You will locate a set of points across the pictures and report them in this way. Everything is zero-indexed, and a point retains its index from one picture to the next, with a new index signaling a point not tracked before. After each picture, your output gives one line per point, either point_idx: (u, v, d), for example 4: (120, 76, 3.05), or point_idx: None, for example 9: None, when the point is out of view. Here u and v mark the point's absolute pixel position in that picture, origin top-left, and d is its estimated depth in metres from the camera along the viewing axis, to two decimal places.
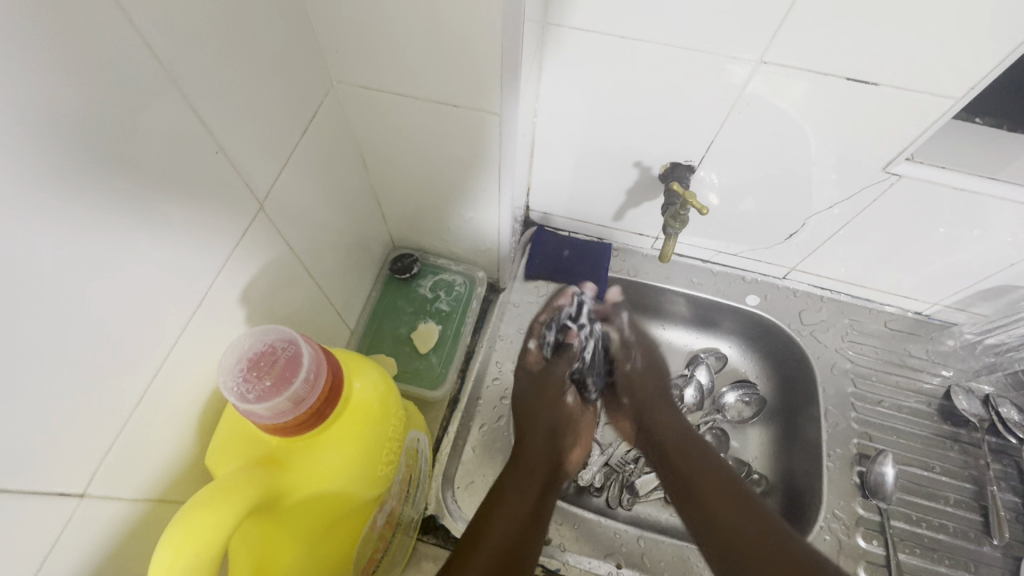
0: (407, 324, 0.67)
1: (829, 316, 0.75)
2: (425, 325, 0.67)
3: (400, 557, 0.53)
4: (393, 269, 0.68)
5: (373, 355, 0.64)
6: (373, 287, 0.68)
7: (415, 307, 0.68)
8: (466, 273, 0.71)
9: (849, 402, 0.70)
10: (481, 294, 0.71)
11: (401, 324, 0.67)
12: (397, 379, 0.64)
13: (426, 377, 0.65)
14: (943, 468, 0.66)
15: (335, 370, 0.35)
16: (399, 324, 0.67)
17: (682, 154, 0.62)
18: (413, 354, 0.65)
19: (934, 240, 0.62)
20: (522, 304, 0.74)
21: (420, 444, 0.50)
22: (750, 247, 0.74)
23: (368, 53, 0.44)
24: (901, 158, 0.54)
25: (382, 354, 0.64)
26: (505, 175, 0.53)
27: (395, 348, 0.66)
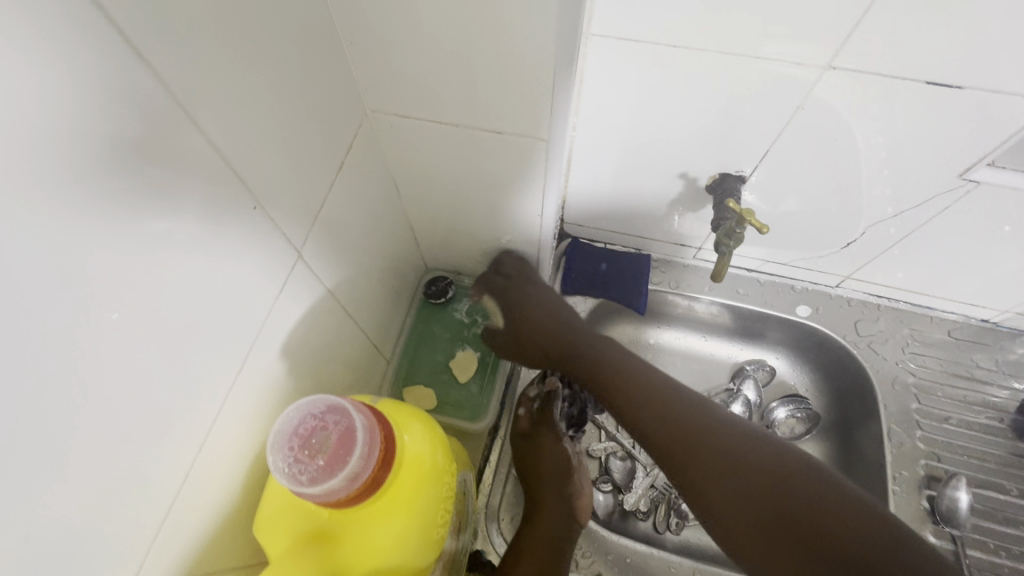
0: (444, 351, 0.64)
1: (888, 327, 0.71)
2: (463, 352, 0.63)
3: None
4: (428, 293, 0.65)
5: (411, 387, 0.61)
6: (407, 313, 0.65)
7: (452, 333, 0.65)
8: None
9: (913, 420, 0.65)
10: None
11: (437, 351, 0.64)
12: (437, 411, 0.60)
13: (467, 407, 0.61)
14: (1019, 489, 0.62)
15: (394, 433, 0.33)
16: (436, 352, 0.64)
17: (732, 164, 0.58)
18: (452, 383, 0.62)
19: (1008, 244, 0.57)
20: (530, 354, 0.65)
21: (467, 484, 0.48)
22: (802, 256, 0.69)
23: (403, 81, 0.41)
24: (982, 164, 0.50)
25: (420, 385, 0.61)
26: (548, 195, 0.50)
27: (434, 378, 0.63)
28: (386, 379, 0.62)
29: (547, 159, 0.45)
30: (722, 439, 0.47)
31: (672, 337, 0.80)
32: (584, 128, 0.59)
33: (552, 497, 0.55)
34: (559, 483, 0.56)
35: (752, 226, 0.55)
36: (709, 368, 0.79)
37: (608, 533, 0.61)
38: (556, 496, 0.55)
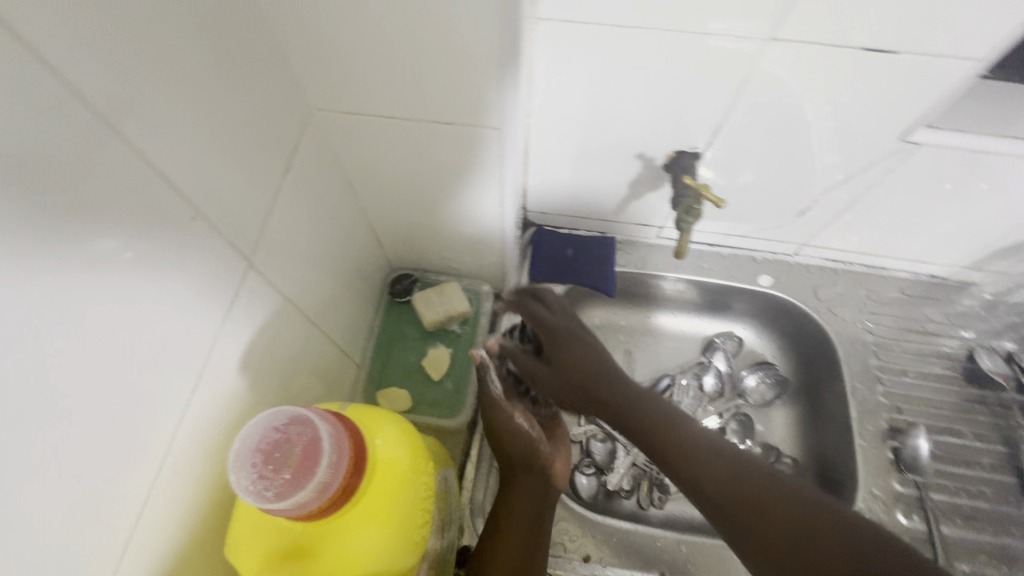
0: (416, 350, 0.63)
1: (845, 290, 0.73)
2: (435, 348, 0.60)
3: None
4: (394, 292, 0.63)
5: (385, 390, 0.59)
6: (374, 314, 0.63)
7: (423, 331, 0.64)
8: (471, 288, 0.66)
9: (874, 376, 0.68)
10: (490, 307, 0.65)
11: (408, 351, 0.60)
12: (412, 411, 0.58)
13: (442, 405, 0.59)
14: (974, 431, 0.65)
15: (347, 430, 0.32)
16: (409, 351, 0.63)
17: (686, 141, 0.58)
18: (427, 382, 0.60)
19: (955, 199, 0.59)
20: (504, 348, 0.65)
21: (449, 481, 0.48)
22: (760, 227, 0.71)
23: (347, 76, 0.39)
24: (921, 125, 0.52)
25: (394, 388, 0.58)
26: (504, 186, 0.49)
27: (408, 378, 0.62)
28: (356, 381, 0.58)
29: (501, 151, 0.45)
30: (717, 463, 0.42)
31: (642, 316, 0.81)
32: (540, 115, 0.58)
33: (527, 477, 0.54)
34: (531, 459, 0.55)
35: (709, 200, 0.55)
36: (680, 343, 0.80)
37: (594, 514, 0.62)
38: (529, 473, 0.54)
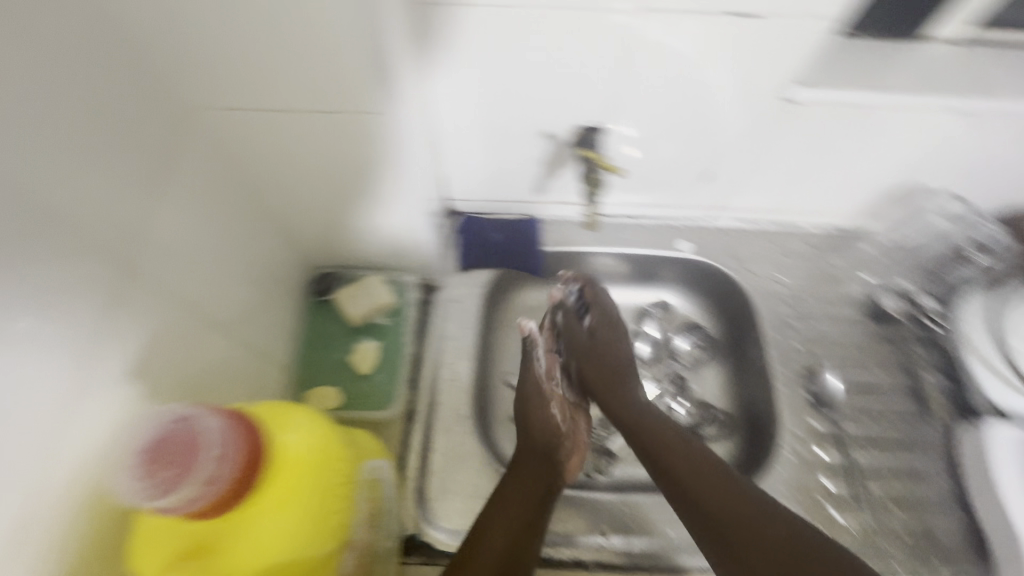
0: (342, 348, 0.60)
1: (758, 247, 0.77)
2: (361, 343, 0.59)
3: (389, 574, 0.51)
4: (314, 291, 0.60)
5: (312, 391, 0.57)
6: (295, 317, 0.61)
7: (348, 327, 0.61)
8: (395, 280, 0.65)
9: (788, 324, 0.72)
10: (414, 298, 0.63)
11: (334, 348, 0.60)
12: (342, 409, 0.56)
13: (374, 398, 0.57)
14: (879, 365, 0.70)
15: (242, 422, 0.33)
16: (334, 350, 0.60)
17: (584, 115, 0.60)
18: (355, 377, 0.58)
19: (830, 151, 0.65)
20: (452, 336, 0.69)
21: (381, 472, 0.48)
22: (673, 194, 0.74)
23: (225, 70, 0.41)
24: (791, 82, 0.55)
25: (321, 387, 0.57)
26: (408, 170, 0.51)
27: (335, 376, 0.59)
28: (283, 384, 0.57)
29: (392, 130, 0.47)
30: (705, 469, 0.56)
31: None
32: (442, 105, 0.59)
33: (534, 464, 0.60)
34: (551, 448, 0.62)
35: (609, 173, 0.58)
36: None
37: None
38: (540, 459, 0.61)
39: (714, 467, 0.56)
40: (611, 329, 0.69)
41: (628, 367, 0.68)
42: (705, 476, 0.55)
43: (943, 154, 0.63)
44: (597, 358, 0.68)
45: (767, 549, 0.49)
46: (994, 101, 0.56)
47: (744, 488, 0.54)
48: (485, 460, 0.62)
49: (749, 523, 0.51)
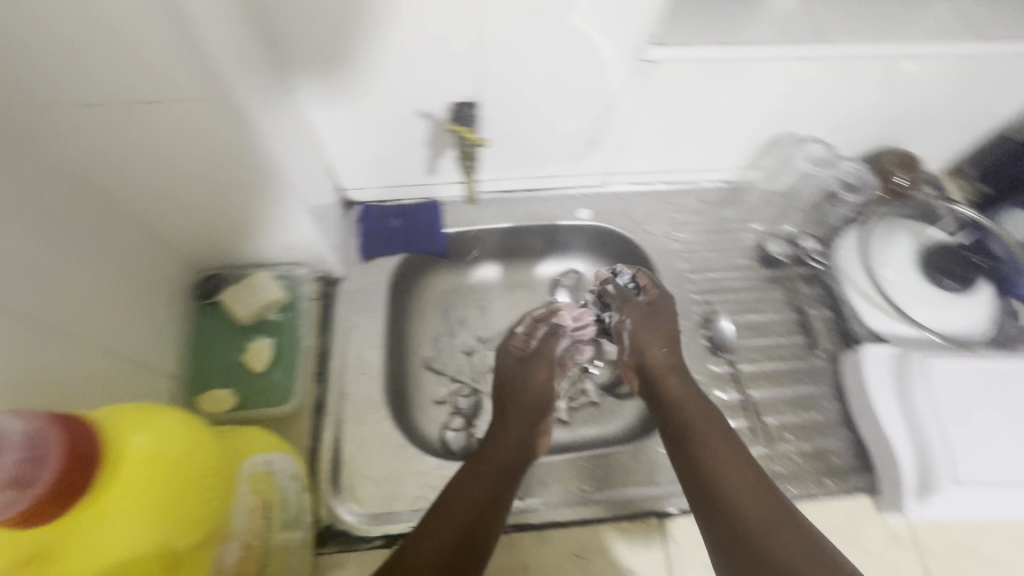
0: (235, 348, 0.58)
1: (652, 207, 0.80)
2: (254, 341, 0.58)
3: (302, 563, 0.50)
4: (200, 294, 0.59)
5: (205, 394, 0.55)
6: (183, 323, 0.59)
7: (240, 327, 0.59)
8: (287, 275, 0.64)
9: (685, 277, 0.76)
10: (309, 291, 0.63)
11: (226, 348, 0.58)
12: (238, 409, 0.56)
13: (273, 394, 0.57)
14: (770, 306, 0.75)
15: (67, 423, 0.32)
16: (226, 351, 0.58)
17: (456, 91, 0.61)
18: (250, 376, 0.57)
19: (701, 109, 0.67)
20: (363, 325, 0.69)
21: (274, 465, 0.48)
22: (564, 165, 0.75)
23: (68, 57, 0.37)
24: (646, 43, 0.56)
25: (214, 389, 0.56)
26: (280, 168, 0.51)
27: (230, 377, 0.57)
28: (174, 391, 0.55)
29: (239, 117, 0.44)
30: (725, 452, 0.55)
31: (488, 271, 0.84)
32: (311, 91, 0.58)
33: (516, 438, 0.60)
34: (533, 418, 0.63)
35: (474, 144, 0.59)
36: (527, 290, 0.84)
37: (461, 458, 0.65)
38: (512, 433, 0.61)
39: (732, 453, 0.55)
40: (660, 316, 0.67)
41: (675, 363, 0.64)
42: (720, 462, 0.54)
43: (802, 103, 0.68)
44: (631, 346, 0.66)
45: (757, 533, 0.48)
46: (836, 48, 0.60)
47: (756, 477, 0.52)
48: (399, 443, 0.63)
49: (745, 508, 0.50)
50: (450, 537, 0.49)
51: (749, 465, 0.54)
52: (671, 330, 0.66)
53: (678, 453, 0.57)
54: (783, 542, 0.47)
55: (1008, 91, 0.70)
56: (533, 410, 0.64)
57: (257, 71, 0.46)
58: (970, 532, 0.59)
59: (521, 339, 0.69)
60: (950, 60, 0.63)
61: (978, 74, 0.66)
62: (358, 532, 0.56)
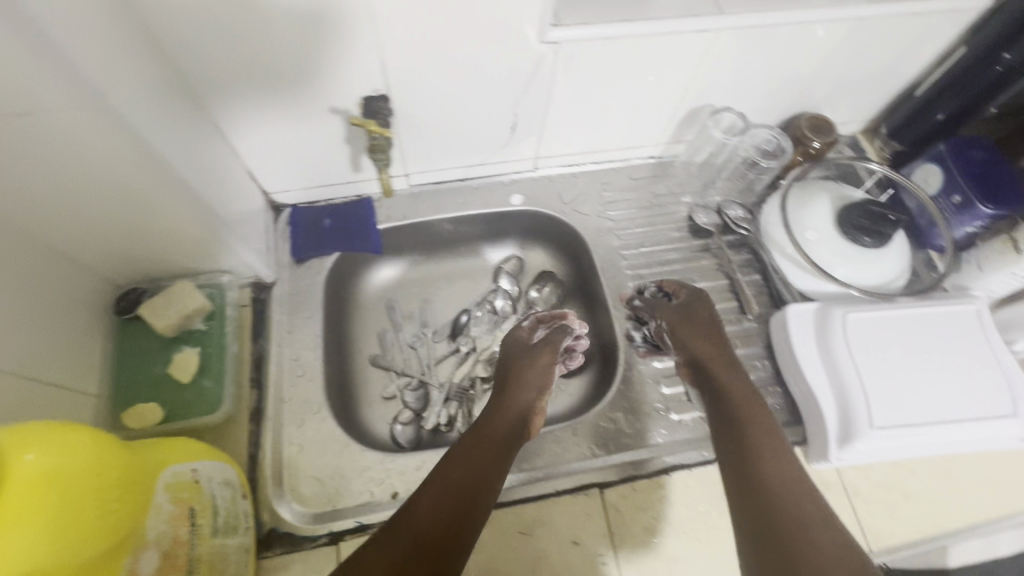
0: (161, 360, 0.58)
1: (584, 188, 0.82)
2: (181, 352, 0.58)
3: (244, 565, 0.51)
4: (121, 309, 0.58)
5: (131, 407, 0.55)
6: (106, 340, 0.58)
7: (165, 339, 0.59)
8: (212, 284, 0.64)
9: (618, 254, 0.78)
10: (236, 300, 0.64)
11: (152, 362, 0.58)
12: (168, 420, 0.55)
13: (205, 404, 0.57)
14: (701, 275, 0.77)
15: None
16: (152, 363, 0.58)
17: (365, 86, 0.60)
18: (179, 387, 0.57)
19: (617, 88, 0.68)
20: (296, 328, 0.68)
21: (200, 473, 0.48)
22: (492, 153, 0.76)
23: None
24: (548, 25, 0.57)
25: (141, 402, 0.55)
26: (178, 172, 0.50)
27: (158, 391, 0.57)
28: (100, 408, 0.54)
29: (117, 116, 0.43)
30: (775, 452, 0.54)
31: (430, 264, 0.85)
32: (211, 93, 0.57)
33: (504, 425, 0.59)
34: (528, 400, 0.62)
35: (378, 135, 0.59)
36: (470, 279, 0.85)
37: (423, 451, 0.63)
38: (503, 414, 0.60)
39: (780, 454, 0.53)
40: (696, 316, 0.68)
41: (722, 355, 0.64)
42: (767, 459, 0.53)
43: (714, 75, 0.69)
44: (675, 343, 0.67)
45: (792, 528, 0.47)
46: (737, 19, 0.61)
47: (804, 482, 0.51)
48: (342, 441, 0.63)
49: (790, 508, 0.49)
50: (437, 513, 0.49)
51: (788, 457, 0.53)
52: (713, 326, 0.67)
53: (721, 442, 0.57)
54: (819, 546, 0.46)
55: (906, 51, 0.73)
56: (533, 389, 0.63)
57: (134, 80, 0.45)
58: (892, 471, 0.63)
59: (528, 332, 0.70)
60: (847, 25, 0.65)
61: (876, 36, 0.69)
62: (302, 533, 0.57)
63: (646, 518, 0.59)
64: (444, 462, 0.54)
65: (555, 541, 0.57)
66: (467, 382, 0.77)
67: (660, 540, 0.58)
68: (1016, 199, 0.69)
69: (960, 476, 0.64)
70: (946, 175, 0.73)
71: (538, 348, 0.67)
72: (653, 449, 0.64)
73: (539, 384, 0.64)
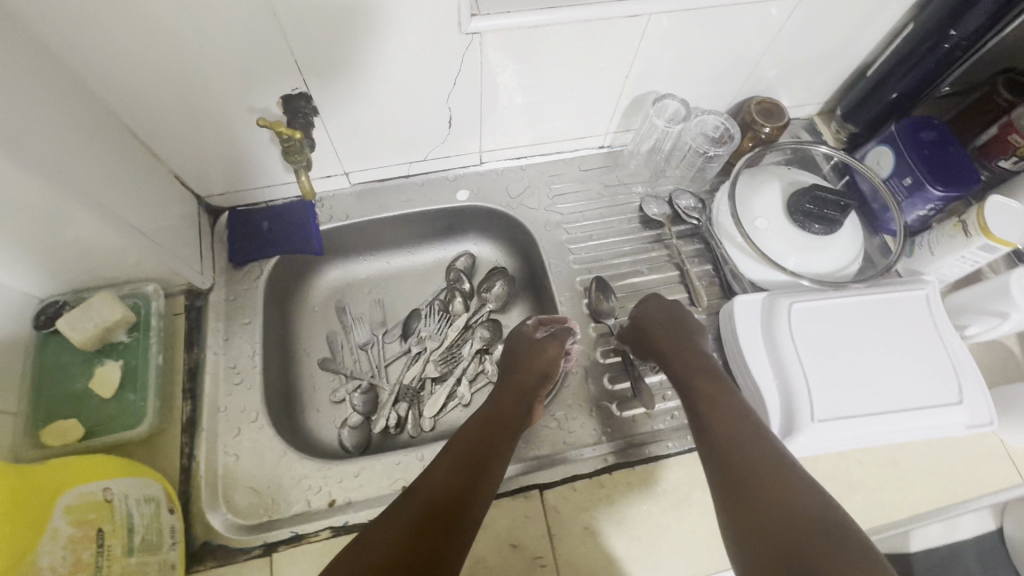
0: (82, 374, 0.57)
1: (532, 182, 0.80)
2: (102, 366, 0.57)
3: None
4: (38, 324, 0.56)
5: (51, 423, 0.53)
6: (26, 357, 0.55)
7: (87, 353, 0.58)
8: (138, 294, 0.62)
9: (566, 248, 0.76)
10: (162, 308, 0.62)
11: (72, 377, 0.56)
12: (87, 436, 0.54)
13: (129, 417, 0.57)
14: (651, 267, 0.76)
15: None
16: (72, 378, 0.56)
17: (285, 84, 0.58)
18: (101, 401, 0.56)
19: (554, 77, 0.66)
20: (233, 335, 0.67)
21: (115, 492, 0.46)
22: (433, 149, 0.74)
23: None
24: (467, 16, 0.55)
25: (59, 419, 0.54)
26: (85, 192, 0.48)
27: (79, 405, 0.56)
28: (21, 425, 0.53)
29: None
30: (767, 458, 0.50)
31: (380, 264, 0.83)
32: (113, 92, 0.53)
33: (513, 412, 0.59)
34: (532, 387, 0.62)
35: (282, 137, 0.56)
36: (420, 278, 0.83)
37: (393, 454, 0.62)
38: (514, 401, 0.60)
39: (770, 459, 0.49)
40: (671, 317, 0.67)
41: (694, 348, 0.64)
42: (764, 468, 0.49)
43: (655, 62, 0.67)
44: (640, 354, 0.67)
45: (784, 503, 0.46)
46: (671, 3, 0.59)
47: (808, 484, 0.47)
48: (280, 449, 0.62)
49: (787, 528, 0.44)
50: (450, 486, 0.50)
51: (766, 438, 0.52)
52: (673, 325, 0.66)
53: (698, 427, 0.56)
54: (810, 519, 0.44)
55: (856, 31, 0.70)
56: (541, 378, 0.63)
57: (12, 90, 0.42)
58: (840, 462, 0.62)
59: (534, 329, 0.68)
60: (789, 6, 0.63)
61: (822, 15, 0.66)
62: (235, 546, 0.55)
63: (586, 519, 0.58)
64: (444, 454, 0.53)
65: (493, 544, 0.56)
66: (416, 381, 0.75)
67: (600, 540, 0.57)
68: (968, 179, 0.67)
69: (908, 467, 0.63)
70: (897, 156, 0.71)
71: (546, 341, 0.65)
72: (596, 447, 0.63)
73: (545, 372, 0.63)
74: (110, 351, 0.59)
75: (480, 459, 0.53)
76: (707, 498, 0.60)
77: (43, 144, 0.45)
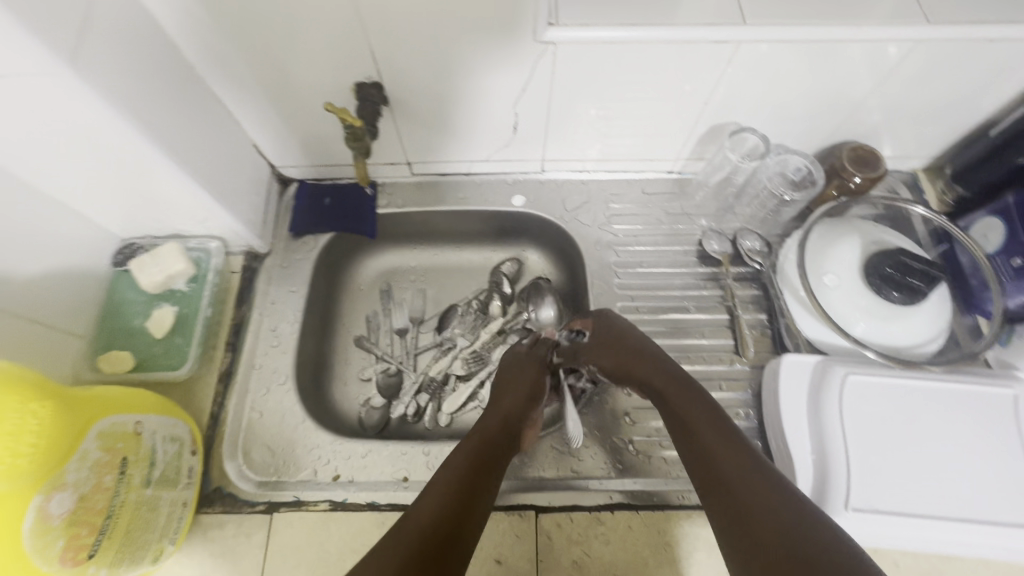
0: (141, 313, 0.63)
1: (590, 197, 0.78)
2: (159, 309, 0.64)
3: (180, 516, 0.54)
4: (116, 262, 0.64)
5: (109, 352, 0.60)
6: (100, 289, 0.63)
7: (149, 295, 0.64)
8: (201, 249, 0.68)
9: (612, 270, 0.74)
10: (219, 265, 0.67)
11: (133, 314, 0.63)
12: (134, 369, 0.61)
13: (172, 359, 0.62)
14: (698, 306, 0.71)
15: None
16: (133, 315, 0.63)
17: (360, 72, 0.60)
18: (151, 340, 0.63)
19: (627, 95, 0.64)
20: (280, 299, 0.71)
21: (143, 426, 0.51)
22: (496, 151, 0.74)
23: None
24: (543, 24, 0.54)
25: (115, 350, 0.61)
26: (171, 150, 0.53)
27: (133, 340, 0.62)
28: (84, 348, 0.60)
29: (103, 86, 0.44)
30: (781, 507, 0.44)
31: (428, 254, 0.84)
32: (206, 63, 0.58)
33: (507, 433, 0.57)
34: (527, 408, 0.61)
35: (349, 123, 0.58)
36: (464, 274, 0.84)
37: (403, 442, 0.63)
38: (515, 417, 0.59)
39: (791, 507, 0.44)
40: (625, 337, 0.64)
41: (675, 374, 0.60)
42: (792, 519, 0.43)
43: (738, 93, 0.63)
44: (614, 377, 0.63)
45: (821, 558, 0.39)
46: (765, 32, 0.54)
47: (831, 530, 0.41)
48: (299, 416, 0.65)
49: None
50: (444, 506, 0.47)
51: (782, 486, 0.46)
52: (645, 344, 0.63)
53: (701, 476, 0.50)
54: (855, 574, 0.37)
55: (984, 83, 0.62)
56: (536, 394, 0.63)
57: (118, 53, 0.46)
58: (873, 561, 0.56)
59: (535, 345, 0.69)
60: (906, 46, 0.56)
61: (943, 62, 0.59)
62: (244, 498, 0.59)
63: (577, 553, 0.56)
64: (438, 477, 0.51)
65: (477, 556, 0.56)
66: (440, 375, 0.75)
67: None
68: None
69: None
70: (1009, 232, 0.62)
71: (533, 362, 0.66)
72: (603, 482, 0.60)
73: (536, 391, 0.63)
74: (167, 296, 0.65)
75: (475, 479, 0.51)
76: (711, 562, 0.56)
77: (141, 103, 0.49)
